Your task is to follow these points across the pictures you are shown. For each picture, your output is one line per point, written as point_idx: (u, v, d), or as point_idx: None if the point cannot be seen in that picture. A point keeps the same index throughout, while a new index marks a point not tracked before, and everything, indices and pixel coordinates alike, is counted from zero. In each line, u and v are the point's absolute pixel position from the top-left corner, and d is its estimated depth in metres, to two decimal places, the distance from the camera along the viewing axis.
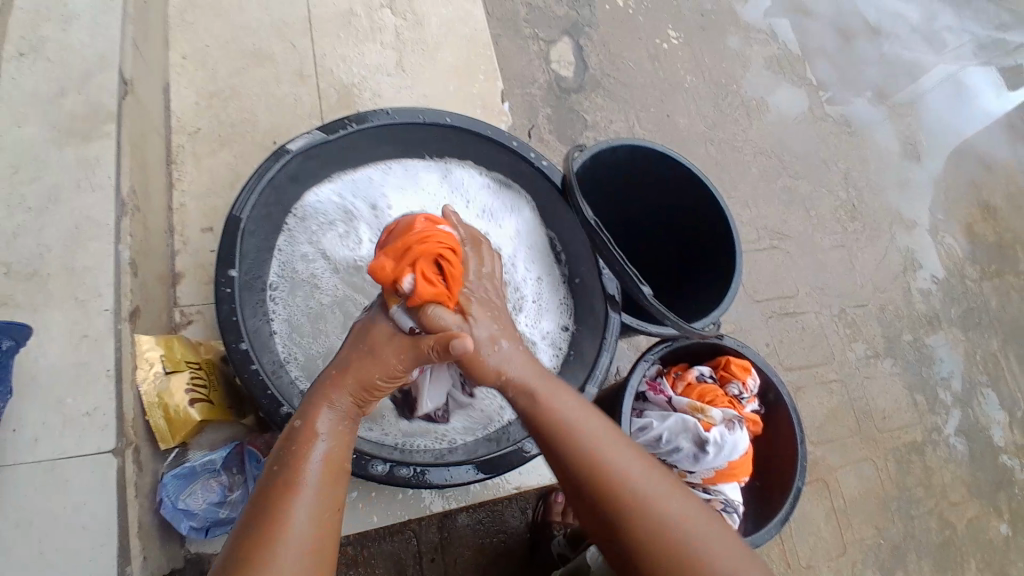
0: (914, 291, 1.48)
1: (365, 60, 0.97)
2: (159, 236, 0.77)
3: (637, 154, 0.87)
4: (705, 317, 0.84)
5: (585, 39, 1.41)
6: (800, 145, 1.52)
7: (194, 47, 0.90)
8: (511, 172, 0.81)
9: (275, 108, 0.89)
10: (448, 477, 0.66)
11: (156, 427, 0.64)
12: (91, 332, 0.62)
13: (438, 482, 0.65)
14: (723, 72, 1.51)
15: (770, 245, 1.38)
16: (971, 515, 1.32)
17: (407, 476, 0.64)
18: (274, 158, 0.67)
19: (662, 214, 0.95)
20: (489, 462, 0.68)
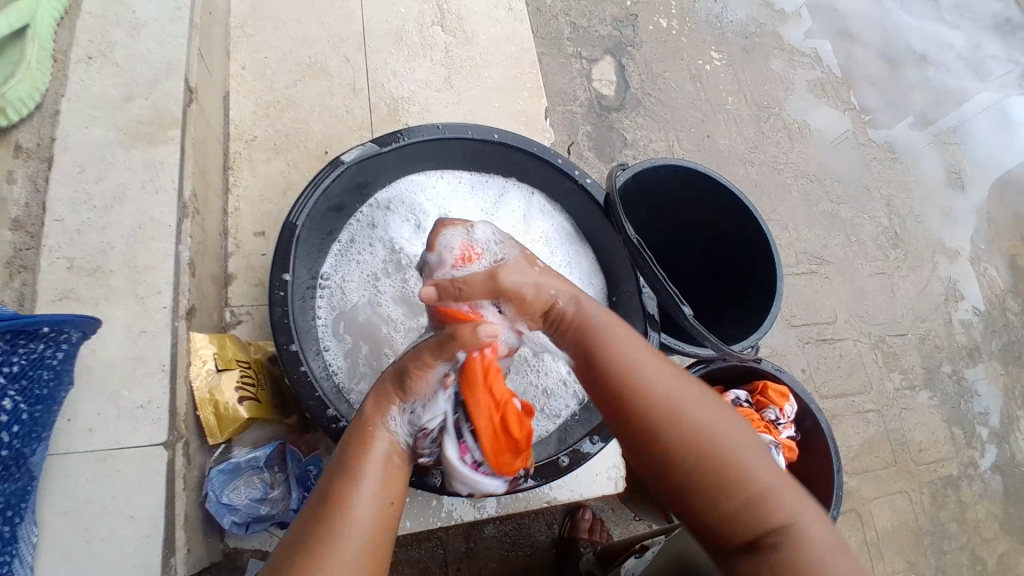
0: (954, 321, 1.45)
1: (414, 74, 0.99)
2: (215, 238, 0.80)
3: (678, 175, 0.88)
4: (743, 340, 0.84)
5: (628, 58, 1.42)
6: (840, 169, 1.50)
7: (254, 57, 0.93)
8: (554, 188, 0.82)
9: (328, 119, 0.92)
10: None
11: (206, 423, 0.66)
12: (148, 328, 0.64)
13: None
14: (764, 94, 1.51)
15: (807, 269, 1.36)
16: (1007, 556, 1.28)
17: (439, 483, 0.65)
18: (330, 168, 0.69)
19: (700, 235, 0.95)
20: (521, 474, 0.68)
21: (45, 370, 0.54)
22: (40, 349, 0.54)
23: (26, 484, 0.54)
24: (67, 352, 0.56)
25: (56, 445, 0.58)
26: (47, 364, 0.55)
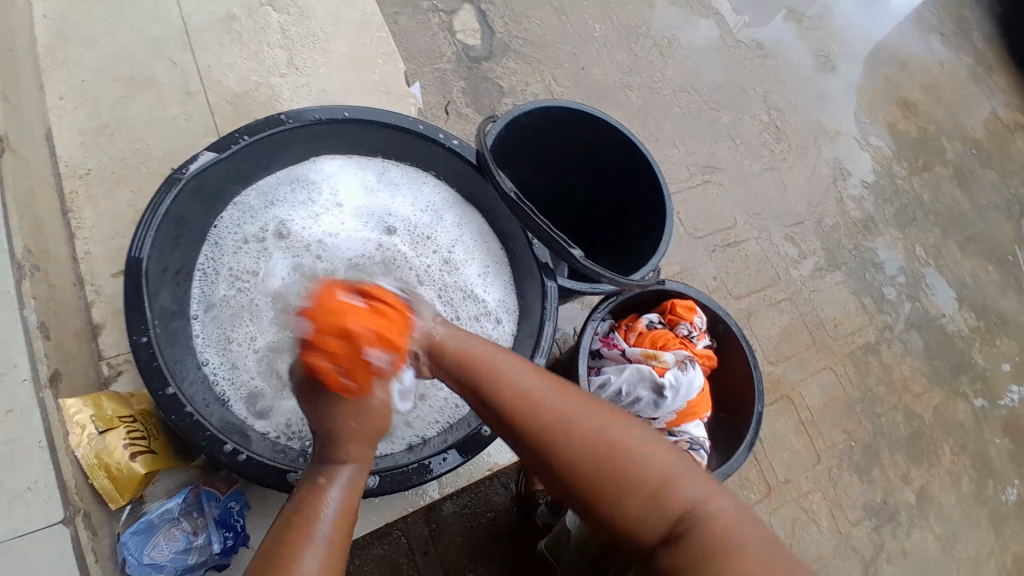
0: (846, 199, 1.52)
1: (254, 63, 0.92)
2: (70, 289, 0.72)
3: (549, 114, 0.85)
4: (644, 265, 0.85)
5: (485, 3, 1.37)
6: (717, 75, 1.53)
7: (67, 82, 0.84)
8: (424, 156, 0.79)
9: (168, 132, 0.85)
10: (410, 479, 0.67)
11: (103, 488, 0.61)
12: (13, 404, 0.57)
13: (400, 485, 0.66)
14: (630, 14, 1.50)
15: (702, 180, 1.39)
16: (933, 403, 1.39)
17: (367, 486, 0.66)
18: (165, 188, 0.63)
19: (586, 169, 0.93)
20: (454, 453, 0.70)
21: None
22: None
23: None
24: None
25: None
26: None
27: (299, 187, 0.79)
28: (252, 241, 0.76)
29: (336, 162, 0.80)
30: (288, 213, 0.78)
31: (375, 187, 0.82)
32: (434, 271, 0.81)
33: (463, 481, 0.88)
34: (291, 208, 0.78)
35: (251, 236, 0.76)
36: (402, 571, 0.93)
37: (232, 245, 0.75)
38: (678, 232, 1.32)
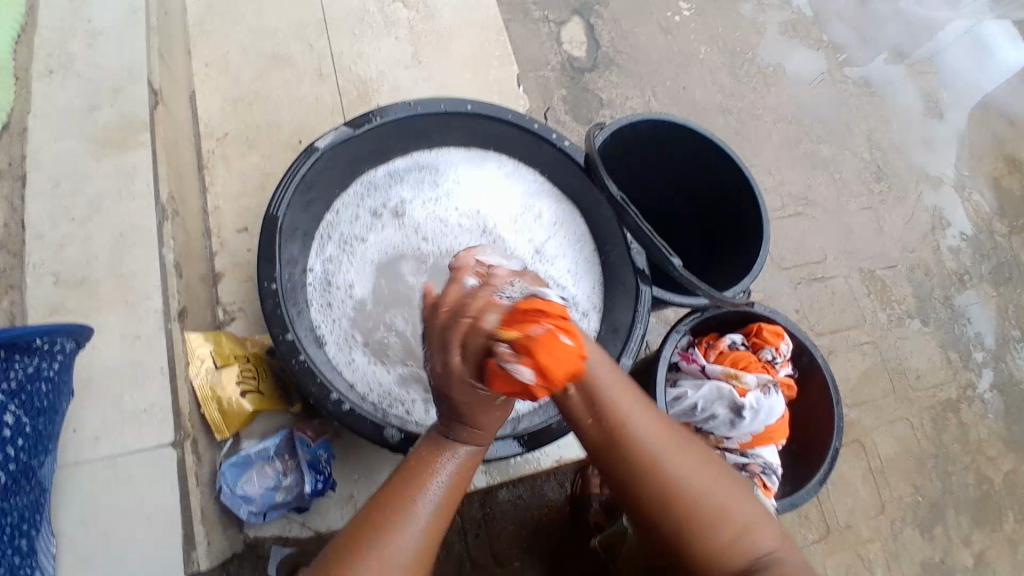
0: (942, 249, 1.46)
1: (380, 53, 0.98)
2: (198, 237, 0.79)
3: (656, 128, 0.87)
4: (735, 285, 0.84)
5: (595, 16, 1.40)
6: (819, 109, 1.50)
7: (217, 53, 0.92)
8: (534, 155, 0.82)
9: (299, 108, 0.91)
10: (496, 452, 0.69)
11: (212, 419, 0.66)
12: (142, 332, 0.64)
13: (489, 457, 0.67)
14: (737, 40, 1.50)
15: (793, 211, 1.37)
16: (1012, 471, 1.31)
17: None
18: (304, 155, 0.69)
19: (687, 185, 0.94)
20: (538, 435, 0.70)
21: (41, 381, 0.54)
22: (35, 361, 0.54)
23: (39, 496, 0.54)
24: (64, 362, 0.56)
25: (63, 458, 0.58)
26: (44, 375, 0.54)
27: (417, 174, 0.82)
28: (369, 218, 0.80)
29: (454, 154, 0.84)
30: (402, 197, 0.82)
31: (485, 181, 0.85)
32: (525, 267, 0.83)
33: None
34: (405, 192, 0.82)
35: (369, 213, 0.80)
36: (453, 549, 0.95)
37: (353, 216, 0.79)
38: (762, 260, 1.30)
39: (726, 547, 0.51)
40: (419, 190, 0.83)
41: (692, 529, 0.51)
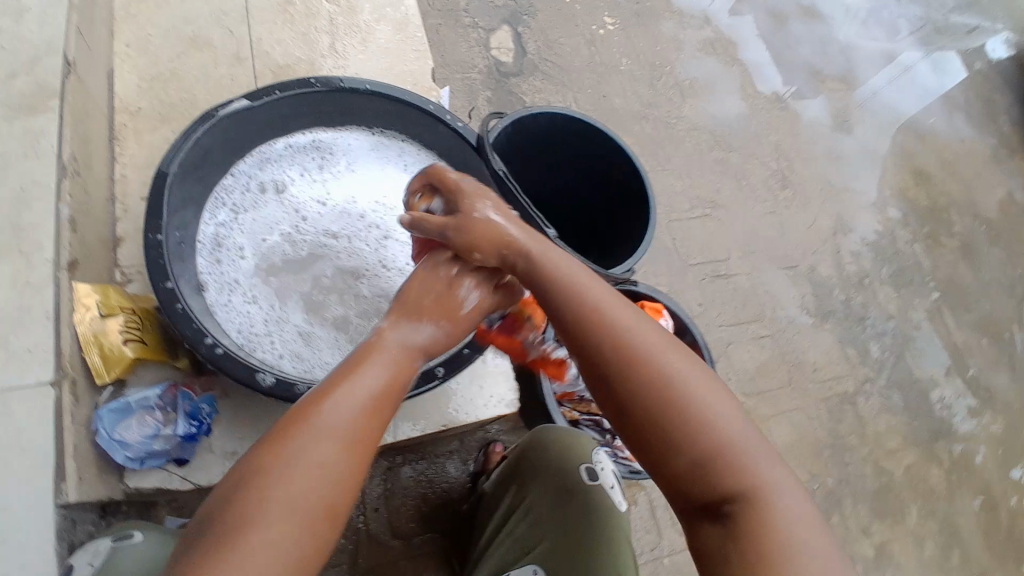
0: (846, 254, 1.57)
1: (299, 42, 1.03)
2: (102, 203, 0.82)
3: (553, 120, 0.94)
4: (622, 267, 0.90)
5: (523, 26, 1.48)
6: (734, 121, 1.61)
7: (137, 34, 0.96)
8: (432, 136, 0.88)
9: (214, 88, 0.96)
10: None
11: (93, 366, 0.68)
12: (31, 279, 0.66)
13: None
14: (658, 54, 1.59)
15: (704, 213, 1.46)
16: (907, 463, 1.40)
17: None
18: (200, 120, 0.73)
19: (586, 177, 1.01)
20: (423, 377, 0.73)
21: None
22: None
23: None
24: None
25: None
26: None
27: (316, 147, 0.87)
28: (266, 186, 0.84)
29: (351, 131, 0.89)
30: (298, 168, 0.86)
31: (381, 159, 0.90)
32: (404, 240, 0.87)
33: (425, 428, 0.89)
34: (302, 164, 0.86)
35: (266, 180, 0.84)
36: (352, 524, 0.98)
37: (251, 184, 0.83)
38: (673, 257, 1.39)
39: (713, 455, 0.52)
40: (315, 164, 0.87)
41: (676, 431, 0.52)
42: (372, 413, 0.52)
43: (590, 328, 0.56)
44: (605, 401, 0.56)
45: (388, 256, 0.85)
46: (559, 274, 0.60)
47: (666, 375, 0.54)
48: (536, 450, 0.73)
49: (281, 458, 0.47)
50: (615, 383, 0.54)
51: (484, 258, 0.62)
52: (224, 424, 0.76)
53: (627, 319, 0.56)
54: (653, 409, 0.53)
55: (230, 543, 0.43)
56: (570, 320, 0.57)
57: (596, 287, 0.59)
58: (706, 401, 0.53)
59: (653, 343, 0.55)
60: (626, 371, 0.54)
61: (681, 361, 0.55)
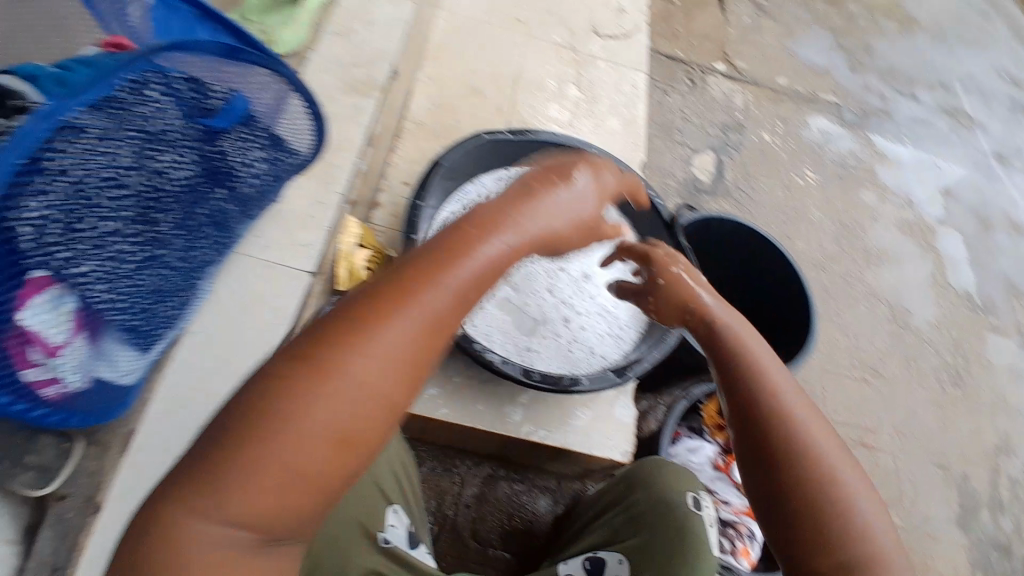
0: (1002, 473, 1.45)
1: (549, 111, 1.27)
2: (375, 175, 1.07)
3: (741, 233, 1.05)
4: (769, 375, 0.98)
5: (728, 156, 1.60)
6: (911, 301, 1.60)
7: (437, 72, 1.24)
8: (634, 205, 1.03)
9: (478, 124, 1.21)
10: (533, 378, 0.84)
11: (339, 275, 0.89)
12: (324, 202, 0.90)
13: (524, 379, 0.83)
14: (849, 217, 1.66)
15: (855, 373, 1.45)
16: None
17: (501, 367, 0.83)
18: (471, 137, 0.95)
19: (752, 290, 1.12)
20: (572, 380, 0.85)
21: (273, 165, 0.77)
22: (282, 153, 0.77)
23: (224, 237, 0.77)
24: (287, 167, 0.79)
25: (246, 250, 0.84)
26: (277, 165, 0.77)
27: None
28: None
29: None
30: None
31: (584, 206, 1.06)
32: (575, 274, 1.02)
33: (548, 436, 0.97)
34: None
35: None
36: (446, 507, 1.13)
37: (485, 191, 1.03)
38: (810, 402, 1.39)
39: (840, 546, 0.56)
40: None
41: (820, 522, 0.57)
42: (426, 336, 0.48)
43: (763, 397, 0.63)
44: (755, 465, 0.62)
45: (556, 284, 1.00)
46: (749, 369, 0.66)
47: (818, 459, 0.59)
48: (645, 469, 0.81)
49: (422, 300, 0.48)
50: (760, 447, 0.61)
51: (668, 321, 0.76)
52: None
53: (804, 408, 0.63)
54: (791, 479, 0.59)
55: (394, 322, 0.46)
56: (749, 387, 0.64)
57: (786, 378, 0.65)
58: (851, 497, 0.58)
59: (814, 434, 0.61)
60: (782, 443, 0.60)
61: (847, 469, 0.59)
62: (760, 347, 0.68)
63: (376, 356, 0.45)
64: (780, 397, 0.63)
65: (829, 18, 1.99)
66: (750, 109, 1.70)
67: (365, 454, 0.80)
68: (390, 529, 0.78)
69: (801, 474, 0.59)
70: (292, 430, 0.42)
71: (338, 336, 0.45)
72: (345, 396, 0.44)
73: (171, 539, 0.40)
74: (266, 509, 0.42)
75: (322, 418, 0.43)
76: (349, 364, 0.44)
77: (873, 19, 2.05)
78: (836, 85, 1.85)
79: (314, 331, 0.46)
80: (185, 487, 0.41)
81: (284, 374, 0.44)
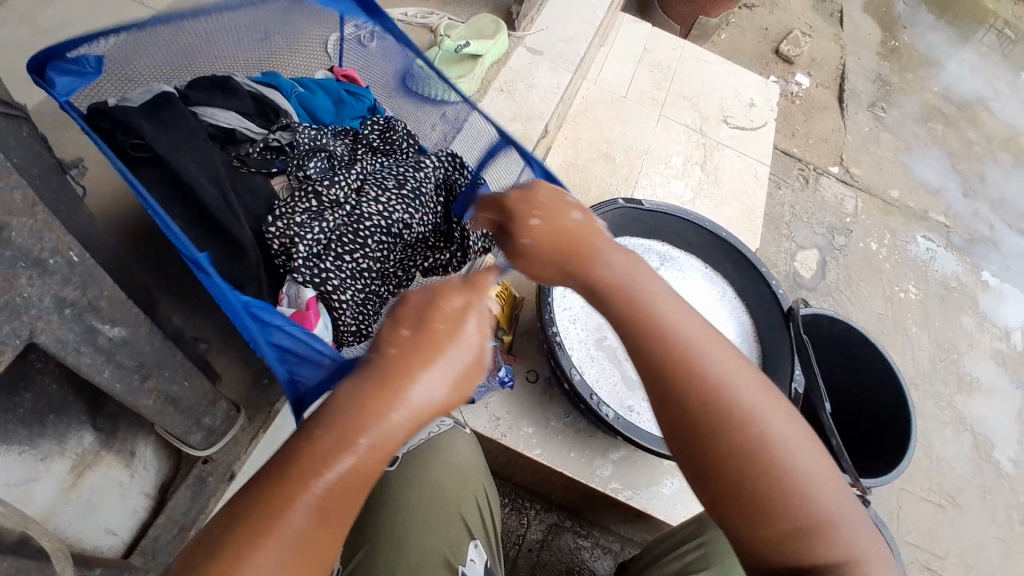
0: None
1: (672, 186, 1.33)
2: None
3: (853, 335, 1.07)
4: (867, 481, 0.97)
5: (831, 256, 1.62)
6: (1007, 438, 1.53)
7: (575, 133, 1.34)
8: (751, 291, 1.07)
9: (605, 188, 1.29)
10: (637, 436, 0.88)
11: None
12: None
13: (629, 435, 0.87)
14: (948, 339, 1.61)
15: (937, 501, 1.40)
16: None
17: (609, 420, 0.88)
18: (611, 201, 1.03)
19: (853, 394, 1.12)
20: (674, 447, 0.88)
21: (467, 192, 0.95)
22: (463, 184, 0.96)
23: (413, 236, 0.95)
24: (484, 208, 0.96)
25: None
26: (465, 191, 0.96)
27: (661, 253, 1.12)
28: None
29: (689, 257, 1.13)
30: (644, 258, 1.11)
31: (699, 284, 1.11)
32: None
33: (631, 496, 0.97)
34: (647, 256, 1.11)
35: None
36: (507, 548, 1.13)
37: None
38: (888, 521, 1.34)
39: (786, 527, 0.48)
40: (657, 262, 1.11)
41: (768, 495, 0.48)
42: (409, 360, 0.46)
43: (636, 326, 0.54)
44: (690, 464, 0.51)
45: None
46: (660, 326, 0.53)
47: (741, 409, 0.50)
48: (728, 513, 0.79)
49: (427, 370, 0.45)
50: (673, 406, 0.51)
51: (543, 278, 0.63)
52: (499, 396, 0.99)
53: (697, 342, 0.52)
54: (720, 463, 0.49)
55: (429, 370, 0.45)
56: (639, 320, 0.54)
57: (676, 311, 0.54)
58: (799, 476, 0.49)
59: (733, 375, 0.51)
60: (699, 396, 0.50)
61: (781, 423, 0.50)
62: (658, 285, 0.57)
63: (387, 423, 0.43)
64: (702, 360, 0.51)
65: (947, 141, 2.00)
66: (859, 216, 1.72)
67: (458, 484, 0.76)
68: (469, 565, 0.70)
69: (733, 441, 0.49)
70: (358, 477, 0.43)
71: (390, 388, 0.44)
72: (382, 440, 0.43)
73: (229, 561, 0.39)
74: (306, 545, 0.41)
75: (376, 465, 0.43)
76: (407, 408, 0.44)
77: (990, 148, 2.05)
78: (946, 206, 1.85)
79: (330, 405, 0.44)
80: (246, 532, 0.40)
81: (342, 415, 0.43)
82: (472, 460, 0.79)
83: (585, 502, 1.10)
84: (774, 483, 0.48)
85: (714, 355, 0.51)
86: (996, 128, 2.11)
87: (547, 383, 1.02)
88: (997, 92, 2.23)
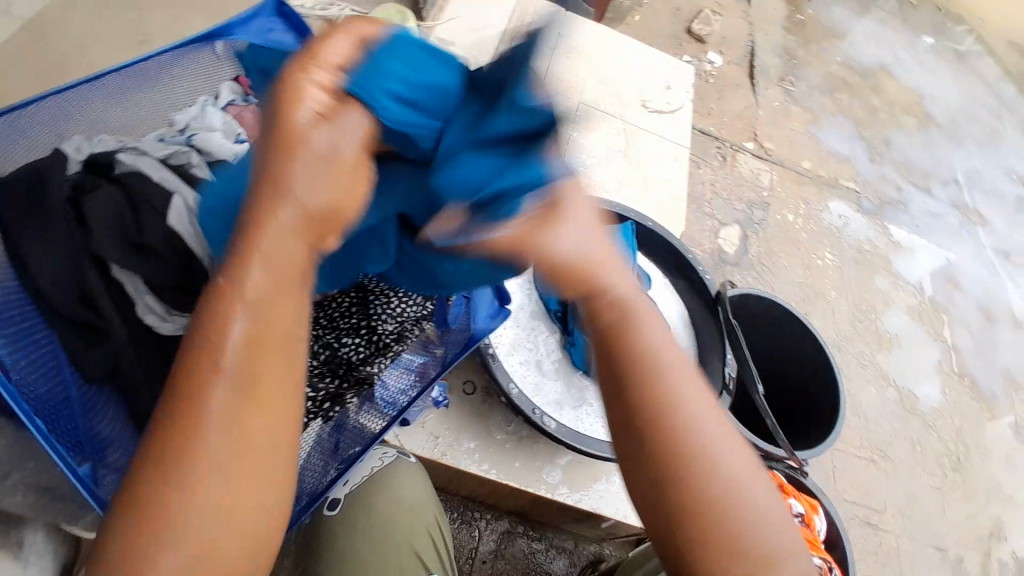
0: (994, 563, 1.44)
1: (595, 174, 1.32)
2: None
3: (776, 310, 1.09)
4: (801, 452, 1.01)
5: (753, 231, 1.66)
6: (922, 386, 1.61)
7: None
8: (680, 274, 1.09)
9: None
10: (588, 446, 0.91)
11: None
12: None
13: (577, 446, 0.90)
14: (865, 299, 1.69)
15: (869, 457, 1.46)
16: None
17: (553, 428, 0.91)
18: None
19: (784, 368, 1.15)
20: None
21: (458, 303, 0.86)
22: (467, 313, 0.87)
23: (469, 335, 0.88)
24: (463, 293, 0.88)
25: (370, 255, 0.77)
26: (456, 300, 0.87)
27: None
28: None
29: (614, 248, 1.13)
30: None
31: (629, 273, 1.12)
32: None
33: (577, 497, 0.97)
34: None
35: None
36: (459, 559, 1.12)
37: None
38: (825, 485, 1.40)
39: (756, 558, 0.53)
40: None
41: (712, 524, 0.53)
42: (246, 366, 0.46)
43: (680, 458, 0.55)
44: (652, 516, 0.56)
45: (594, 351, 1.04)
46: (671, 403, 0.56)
47: (765, 545, 0.54)
48: None
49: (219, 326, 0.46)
50: (680, 518, 0.54)
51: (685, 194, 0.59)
52: (435, 415, 0.98)
53: (734, 481, 0.55)
54: (688, 503, 0.54)
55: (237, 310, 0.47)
56: (664, 460, 0.55)
57: (707, 413, 0.57)
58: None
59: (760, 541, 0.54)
60: (715, 522, 0.54)
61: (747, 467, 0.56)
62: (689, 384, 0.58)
63: (214, 392, 0.45)
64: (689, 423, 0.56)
65: (852, 108, 2.09)
66: (776, 189, 1.77)
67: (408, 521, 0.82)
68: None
69: (700, 488, 0.54)
70: (209, 452, 0.45)
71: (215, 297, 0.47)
72: (232, 415, 0.46)
73: (155, 527, 0.44)
74: (224, 456, 0.45)
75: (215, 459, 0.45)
76: (235, 333, 0.46)
77: (893, 113, 2.15)
78: (855, 172, 1.93)
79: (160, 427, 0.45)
80: (163, 469, 0.44)
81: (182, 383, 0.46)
82: (421, 498, 0.84)
83: (529, 506, 1.10)
84: (721, 512, 0.54)
85: (709, 416, 0.57)
86: (897, 93, 2.21)
87: (485, 392, 1.01)
88: (898, 58, 2.32)
